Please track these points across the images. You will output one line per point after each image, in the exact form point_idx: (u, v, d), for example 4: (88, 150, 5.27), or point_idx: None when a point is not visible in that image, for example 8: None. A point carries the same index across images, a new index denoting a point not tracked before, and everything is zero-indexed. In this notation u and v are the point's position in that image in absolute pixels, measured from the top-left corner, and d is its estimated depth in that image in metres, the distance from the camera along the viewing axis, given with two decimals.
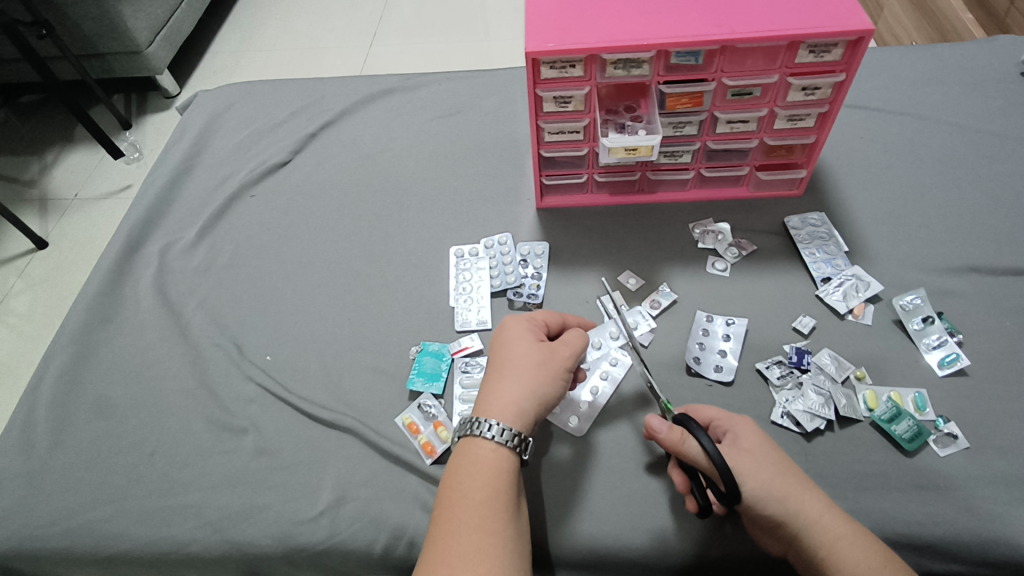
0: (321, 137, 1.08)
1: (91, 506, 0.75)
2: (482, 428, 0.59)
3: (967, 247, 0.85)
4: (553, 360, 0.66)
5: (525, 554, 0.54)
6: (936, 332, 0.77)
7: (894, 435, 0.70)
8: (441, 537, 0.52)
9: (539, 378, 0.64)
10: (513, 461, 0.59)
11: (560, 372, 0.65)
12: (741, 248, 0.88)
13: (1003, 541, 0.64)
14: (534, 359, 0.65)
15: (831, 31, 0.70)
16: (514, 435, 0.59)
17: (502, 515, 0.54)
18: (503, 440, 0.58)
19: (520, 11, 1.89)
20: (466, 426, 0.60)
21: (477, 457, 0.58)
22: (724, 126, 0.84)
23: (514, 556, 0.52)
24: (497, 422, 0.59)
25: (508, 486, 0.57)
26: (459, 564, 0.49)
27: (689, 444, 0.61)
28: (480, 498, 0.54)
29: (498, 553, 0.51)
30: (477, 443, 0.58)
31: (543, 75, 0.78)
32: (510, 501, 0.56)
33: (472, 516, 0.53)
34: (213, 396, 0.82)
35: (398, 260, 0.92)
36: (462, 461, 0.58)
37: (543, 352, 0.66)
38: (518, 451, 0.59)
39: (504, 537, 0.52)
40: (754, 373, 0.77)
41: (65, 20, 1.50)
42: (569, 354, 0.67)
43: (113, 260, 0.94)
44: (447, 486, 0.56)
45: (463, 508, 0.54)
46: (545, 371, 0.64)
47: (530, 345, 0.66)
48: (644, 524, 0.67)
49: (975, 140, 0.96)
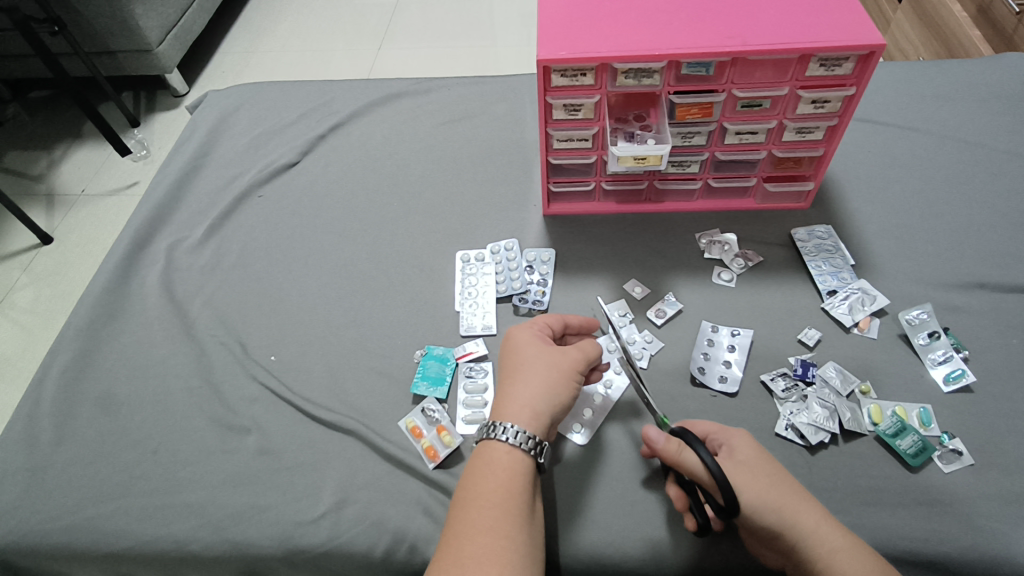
0: (330, 139, 1.09)
1: (92, 503, 0.75)
2: (498, 431, 0.59)
3: (974, 263, 0.85)
4: (564, 361, 0.66)
5: (538, 558, 0.54)
6: (942, 347, 0.77)
7: (899, 451, 0.70)
8: (454, 536, 0.53)
9: (552, 379, 0.64)
10: (528, 464, 0.59)
11: (572, 373, 0.66)
12: (747, 258, 0.88)
13: (1006, 559, 0.63)
14: (545, 361, 0.65)
15: (843, 45, 0.70)
16: (531, 438, 0.59)
17: (517, 518, 0.54)
18: (518, 443, 0.59)
19: (529, 17, 1.90)
20: (482, 430, 0.61)
21: (492, 459, 0.58)
22: (733, 137, 0.84)
23: (526, 561, 0.52)
24: (514, 425, 0.60)
25: (525, 489, 0.57)
26: (472, 564, 0.50)
27: (686, 456, 0.61)
28: (494, 500, 0.55)
29: (511, 555, 0.51)
30: (493, 446, 0.59)
31: (554, 83, 0.78)
32: (525, 505, 0.56)
33: (486, 517, 0.53)
34: (217, 395, 0.81)
35: (405, 263, 0.93)
36: (476, 463, 0.59)
37: (554, 355, 0.66)
38: (534, 455, 0.59)
39: (518, 540, 0.52)
40: (759, 384, 0.77)
41: (77, 18, 1.51)
42: (580, 355, 0.68)
43: (121, 257, 0.95)
44: (462, 488, 0.57)
45: (477, 510, 0.54)
46: (557, 374, 0.65)
47: (540, 350, 0.67)
48: (645, 533, 0.67)
49: (983, 157, 0.96)
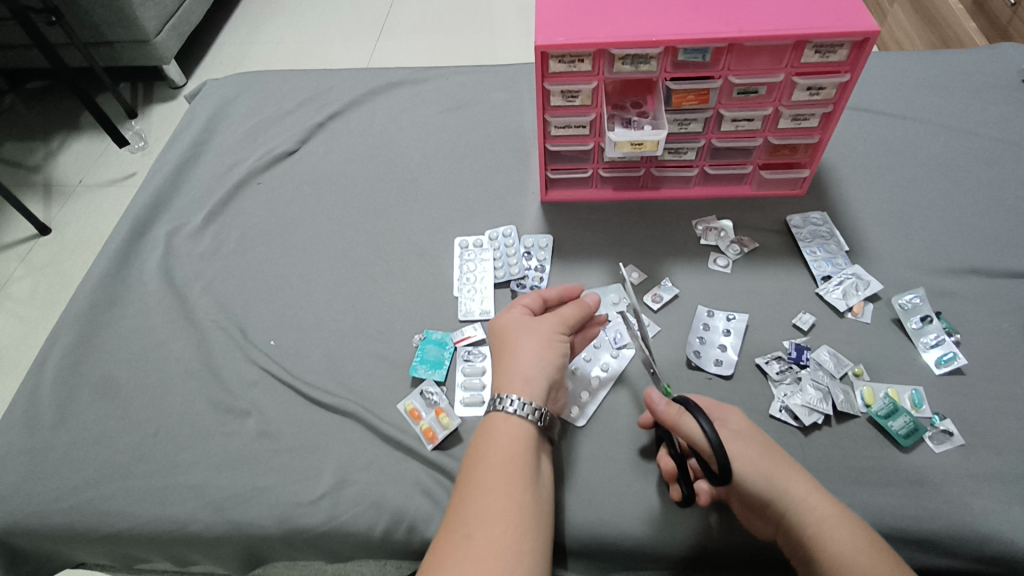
0: (329, 127, 1.09)
1: (94, 484, 0.75)
2: (504, 403, 0.61)
3: (967, 249, 0.86)
4: (539, 327, 0.67)
5: (544, 519, 0.55)
6: (933, 331, 0.78)
7: (890, 431, 0.71)
8: (461, 496, 0.54)
9: (530, 345, 0.65)
10: (531, 431, 0.60)
11: (550, 337, 0.67)
12: (743, 245, 0.89)
13: (995, 537, 0.64)
14: (522, 331, 0.67)
15: (837, 32, 0.71)
16: (535, 409, 0.61)
17: (522, 479, 0.55)
18: (524, 414, 0.60)
19: (527, 9, 1.90)
20: (488, 404, 0.62)
21: (497, 428, 0.59)
22: (728, 125, 0.85)
23: (531, 519, 0.53)
24: (517, 396, 0.61)
25: (529, 455, 0.58)
26: (477, 522, 0.51)
27: (685, 422, 0.61)
28: (499, 463, 0.56)
29: (513, 542, 0.50)
30: (499, 417, 0.60)
31: (552, 69, 0.78)
32: (529, 469, 0.57)
33: (491, 478, 0.55)
34: (217, 379, 0.82)
35: (403, 249, 0.93)
36: (482, 432, 0.60)
37: (528, 324, 0.68)
38: (535, 421, 0.61)
39: (523, 500, 0.54)
40: (754, 367, 0.78)
41: (75, 8, 1.51)
42: (555, 319, 0.69)
43: (121, 243, 0.95)
44: (470, 454, 0.58)
45: (482, 472, 0.55)
46: (533, 339, 0.66)
47: (514, 323, 0.68)
48: (639, 512, 0.68)
49: (976, 145, 0.97)
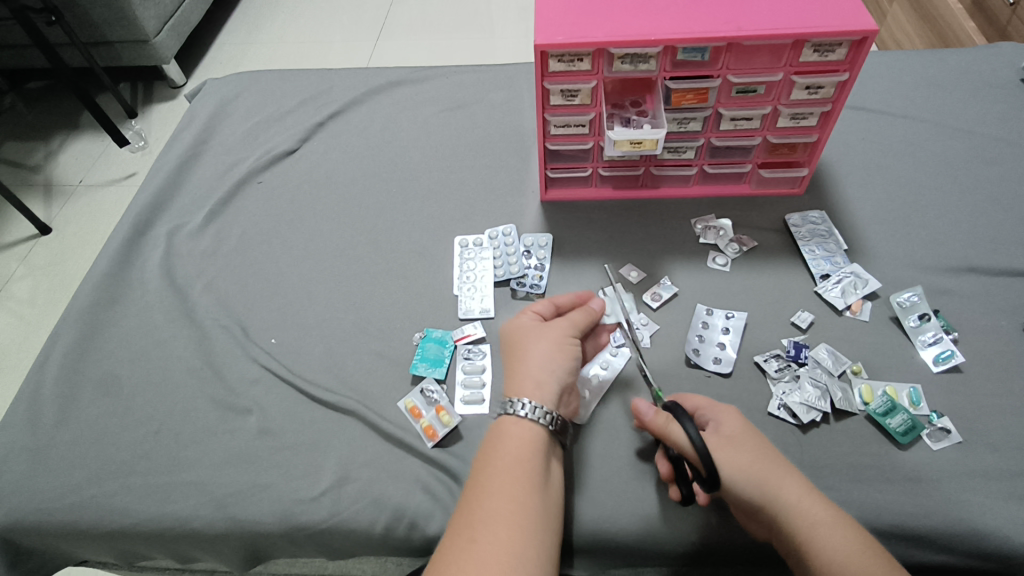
0: (329, 126, 1.10)
1: (96, 482, 0.76)
2: (515, 407, 0.62)
3: (964, 247, 0.86)
4: (550, 332, 0.68)
5: (551, 521, 0.55)
6: (931, 329, 0.78)
7: (888, 428, 0.71)
8: (467, 500, 0.55)
9: (541, 350, 0.66)
10: (543, 434, 0.61)
11: (561, 342, 0.67)
12: (742, 244, 0.89)
13: (992, 533, 0.65)
14: (532, 336, 0.67)
15: (834, 31, 0.72)
16: (547, 412, 0.61)
17: (528, 483, 0.56)
18: (535, 417, 0.61)
19: (526, 8, 1.90)
20: (500, 407, 0.63)
21: (506, 433, 0.60)
22: (727, 124, 0.85)
23: (537, 523, 0.53)
24: (529, 399, 0.62)
25: (536, 458, 0.58)
26: (482, 525, 0.52)
27: (673, 430, 0.63)
28: (505, 467, 0.56)
29: (517, 545, 0.51)
30: (511, 421, 0.61)
31: (552, 68, 0.79)
32: (536, 471, 0.57)
33: (496, 481, 0.55)
34: (218, 377, 0.82)
35: (403, 248, 0.93)
36: (491, 436, 0.61)
37: (540, 329, 0.68)
38: (546, 425, 0.61)
39: (528, 503, 0.54)
40: (753, 365, 0.78)
41: (76, 7, 1.51)
42: (565, 323, 0.69)
43: (122, 242, 0.95)
44: (478, 458, 0.59)
45: (489, 476, 0.56)
46: (544, 343, 0.66)
47: (525, 328, 0.69)
48: (639, 509, 0.69)
49: (974, 143, 0.97)
